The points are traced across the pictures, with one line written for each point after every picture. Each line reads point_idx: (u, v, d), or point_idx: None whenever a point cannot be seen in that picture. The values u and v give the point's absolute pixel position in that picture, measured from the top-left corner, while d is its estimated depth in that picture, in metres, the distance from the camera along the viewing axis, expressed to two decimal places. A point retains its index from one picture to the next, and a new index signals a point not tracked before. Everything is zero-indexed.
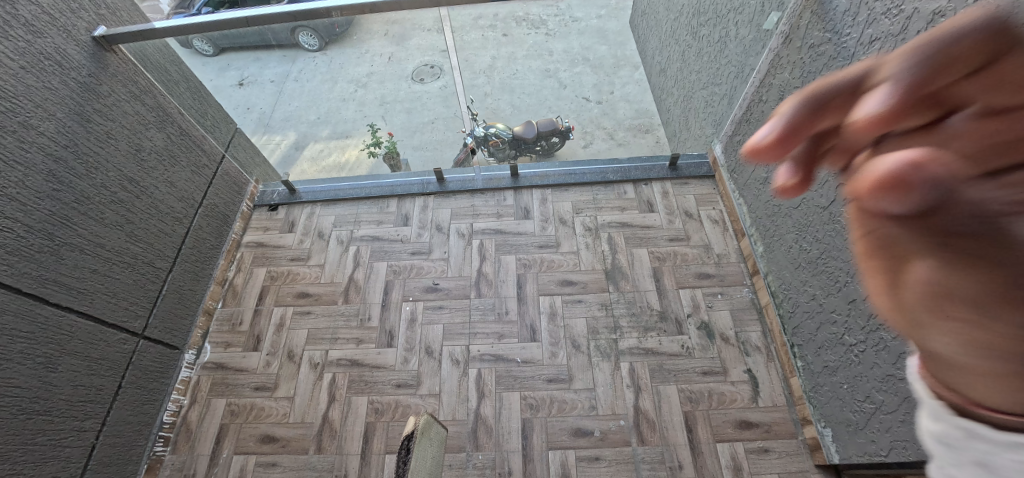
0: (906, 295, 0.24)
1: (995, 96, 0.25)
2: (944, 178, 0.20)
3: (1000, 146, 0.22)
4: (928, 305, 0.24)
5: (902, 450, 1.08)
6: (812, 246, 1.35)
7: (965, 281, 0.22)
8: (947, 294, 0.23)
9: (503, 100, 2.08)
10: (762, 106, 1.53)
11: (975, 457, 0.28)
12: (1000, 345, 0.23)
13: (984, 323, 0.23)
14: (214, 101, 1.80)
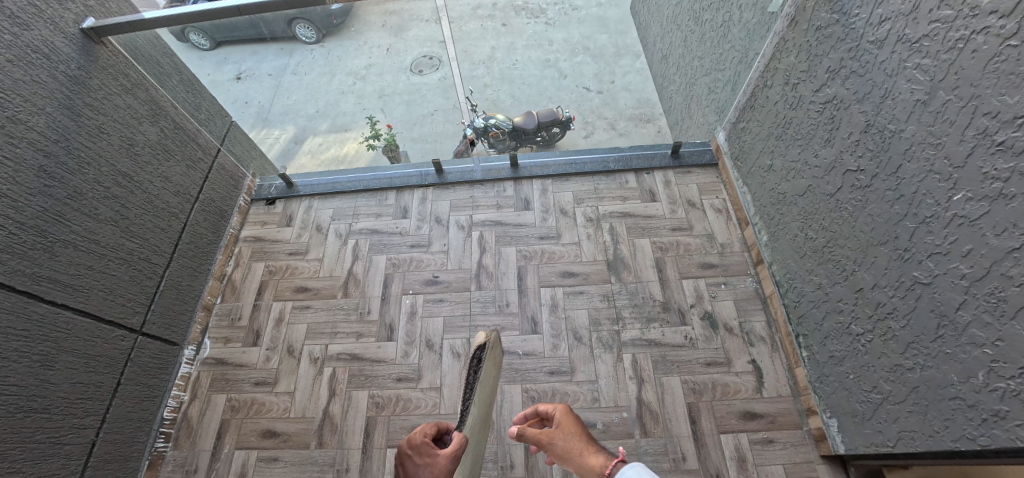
0: (557, 442, 0.91)
1: (568, 419, 0.94)
2: (555, 441, 0.92)
3: (567, 422, 0.93)
4: (562, 449, 0.90)
5: (910, 440, 1.06)
6: (818, 235, 1.32)
7: (560, 441, 0.91)
8: (562, 447, 0.90)
9: (502, 91, 1.93)
10: (767, 92, 1.50)
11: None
12: (573, 446, 0.88)
13: (570, 446, 0.89)
14: (209, 94, 1.76)
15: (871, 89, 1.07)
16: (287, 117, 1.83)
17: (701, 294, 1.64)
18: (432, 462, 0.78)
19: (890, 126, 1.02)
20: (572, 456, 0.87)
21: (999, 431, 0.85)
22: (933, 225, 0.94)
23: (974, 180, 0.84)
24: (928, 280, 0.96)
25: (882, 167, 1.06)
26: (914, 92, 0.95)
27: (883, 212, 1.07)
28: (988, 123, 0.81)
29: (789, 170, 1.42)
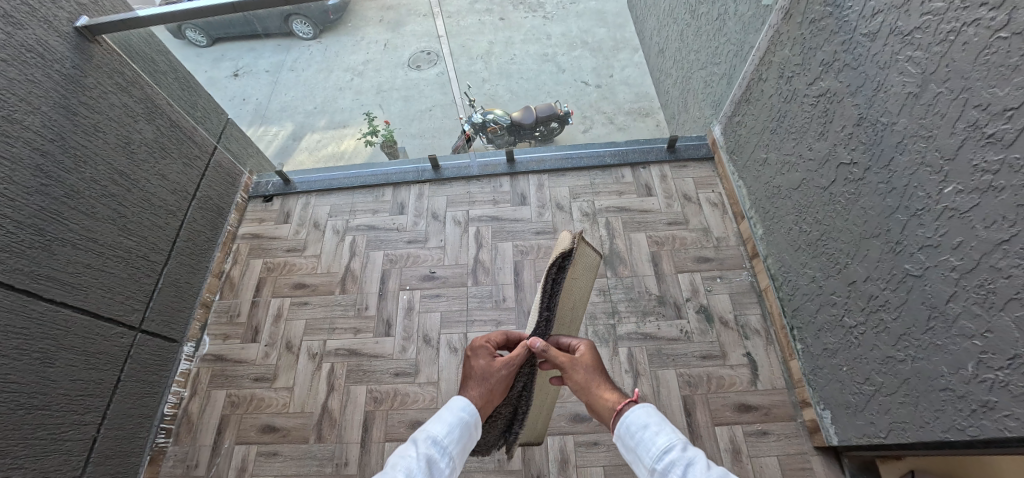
0: (577, 379, 0.82)
1: (592, 357, 0.84)
2: (577, 376, 0.81)
3: (591, 362, 0.83)
4: (584, 386, 0.81)
5: (901, 431, 1.07)
6: (812, 228, 1.33)
7: (581, 378, 0.81)
8: (584, 387, 0.81)
9: (500, 86, 1.89)
10: (762, 85, 1.50)
11: (625, 433, 0.74)
12: (595, 388, 0.80)
13: (591, 386, 0.80)
14: (206, 92, 1.68)
15: (864, 82, 1.06)
16: (285, 115, 1.74)
17: (697, 288, 1.64)
18: (489, 375, 0.84)
19: (882, 120, 1.02)
20: (588, 389, 0.80)
21: (987, 422, 0.86)
22: (925, 218, 0.94)
23: (963, 173, 0.84)
24: (919, 272, 0.97)
25: (875, 160, 1.06)
26: (905, 85, 0.95)
27: (876, 205, 1.07)
28: (978, 115, 0.81)
29: (784, 163, 1.43)
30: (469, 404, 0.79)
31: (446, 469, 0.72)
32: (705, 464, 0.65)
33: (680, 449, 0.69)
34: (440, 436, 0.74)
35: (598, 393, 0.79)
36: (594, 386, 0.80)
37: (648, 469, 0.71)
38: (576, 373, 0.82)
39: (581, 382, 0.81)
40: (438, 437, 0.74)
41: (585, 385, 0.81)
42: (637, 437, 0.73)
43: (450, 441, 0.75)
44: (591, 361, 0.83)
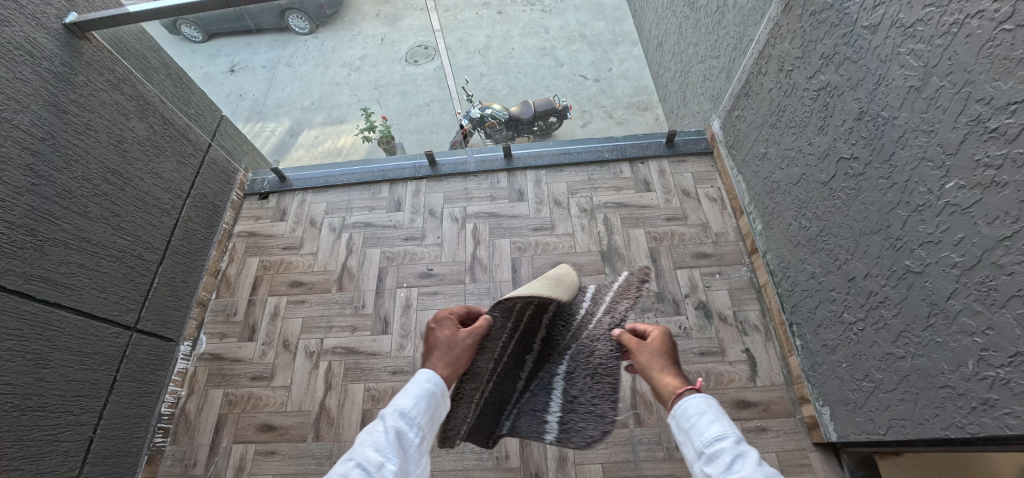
0: (648, 362, 0.99)
1: (670, 349, 1.01)
2: (649, 355, 1.00)
3: (667, 353, 1.00)
4: (654, 368, 0.97)
5: (900, 428, 1.07)
6: (812, 224, 1.31)
7: (653, 365, 0.98)
8: (655, 368, 0.97)
9: (498, 80, 2.04)
10: (762, 79, 1.48)
11: (681, 418, 0.83)
12: (664, 373, 0.95)
13: (660, 370, 0.96)
14: (199, 90, 1.78)
15: (865, 75, 1.05)
16: (280, 110, 1.85)
17: (695, 284, 1.63)
18: (452, 344, 1.01)
19: (883, 114, 1.01)
20: (653, 370, 0.97)
21: (988, 420, 0.85)
22: (926, 213, 0.93)
23: (966, 168, 0.83)
24: (920, 268, 0.95)
25: (875, 154, 1.04)
26: (907, 78, 0.94)
27: (876, 201, 1.06)
28: (981, 109, 0.79)
29: (783, 158, 1.41)
30: (434, 376, 0.88)
31: (415, 439, 0.79)
32: (756, 461, 0.71)
33: (733, 441, 0.75)
34: (407, 409, 0.81)
35: (665, 377, 0.94)
36: (665, 370, 0.96)
37: (696, 452, 0.78)
38: (649, 358, 0.99)
39: (652, 364, 0.98)
40: (407, 409, 0.81)
41: (655, 367, 0.97)
42: (692, 421, 0.81)
43: (416, 413, 0.82)
44: (665, 352, 1.00)
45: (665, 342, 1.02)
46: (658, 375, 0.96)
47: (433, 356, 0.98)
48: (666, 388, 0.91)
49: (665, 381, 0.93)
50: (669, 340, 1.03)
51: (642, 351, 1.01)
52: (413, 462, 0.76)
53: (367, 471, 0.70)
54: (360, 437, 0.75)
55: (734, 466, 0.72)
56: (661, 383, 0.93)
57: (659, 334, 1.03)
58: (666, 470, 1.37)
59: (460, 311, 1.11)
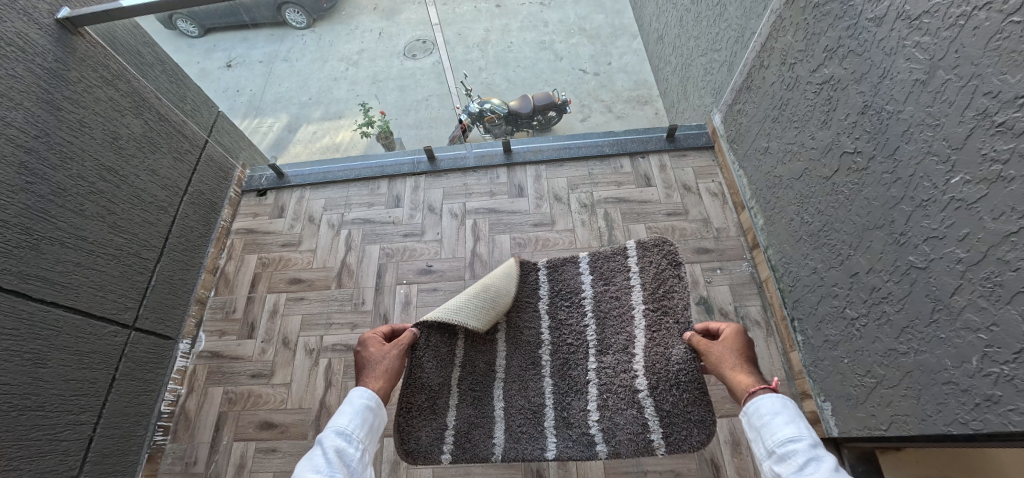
0: (723, 361, 0.99)
1: (747, 348, 1.00)
2: (722, 355, 1.00)
3: (743, 352, 0.99)
4: (730, 366, 0.97)
5: (902, 424, 1.06)
6: (814, 219, 1.31)
7: (728, 363, 0.98)
8: (730, 367, 0.97)
9: (497, 75, 2.08)
10: (764, 72, 1.46)
11: (752, 412, 0.85)
12: (739, 371, 0.95)
13: (735, 368, 0.96)
14: (193, 84, 1.76)
15: (869, 68, 1.03)
16: (279, 106, 1.90)
17: (696, 279, 1.63)
18: (383, 357, 1.05)
19: (887, 108, 1.00)
20: (728, 368, 0.97)
21: (991, 416, 0.85)
22: (930, 209, 0.92)
23: (972, 162, 0.82)
24: (924, 264, 0.95)
25: (879, 148, 1.03)
26: (913, 72, 0.92)
27: (880, 196, 1.05)
28: (988, 103, 0.78)
29: (785, 152, 1.40)
30: (366, 390, 0.93)
31: (356, 453, 0.83)
32: (832, 465, 0.71)
33: (808, 445, 0.76)
34: (345, 427, 0.85)
35: (740, 375, 0.94)
36: (741, 368, 0.95)
37: (768, 450, 0.80)
38: (722, 357, 1.00)
39: (727, 362, 0.98)
40: (346, 428, 0.85)
41: (730, 366, 0.97)
42: (765, 419, 0.82)
43: (354, 428, 0.86)
44: (743, 351, 0.99)
45: (740, 340, 1.01)
46: (732, 373, 0.95)
47: (366, 376, 1.01)
48: (742, 385, 0.91)
49: (741, 378, 0.93)
50: (746, 339, 1.01)
51: (716, 351, 1.01)
52: (357, 473, 0.80)
53: None
54: (301, 464, 0.78)
55: (807, 468, 0.72)
56: (737, 382, 0.93)
57: (733, 333, 1.03)
58: (667, 465, 1.37)
59: (384, 330, 1.16)
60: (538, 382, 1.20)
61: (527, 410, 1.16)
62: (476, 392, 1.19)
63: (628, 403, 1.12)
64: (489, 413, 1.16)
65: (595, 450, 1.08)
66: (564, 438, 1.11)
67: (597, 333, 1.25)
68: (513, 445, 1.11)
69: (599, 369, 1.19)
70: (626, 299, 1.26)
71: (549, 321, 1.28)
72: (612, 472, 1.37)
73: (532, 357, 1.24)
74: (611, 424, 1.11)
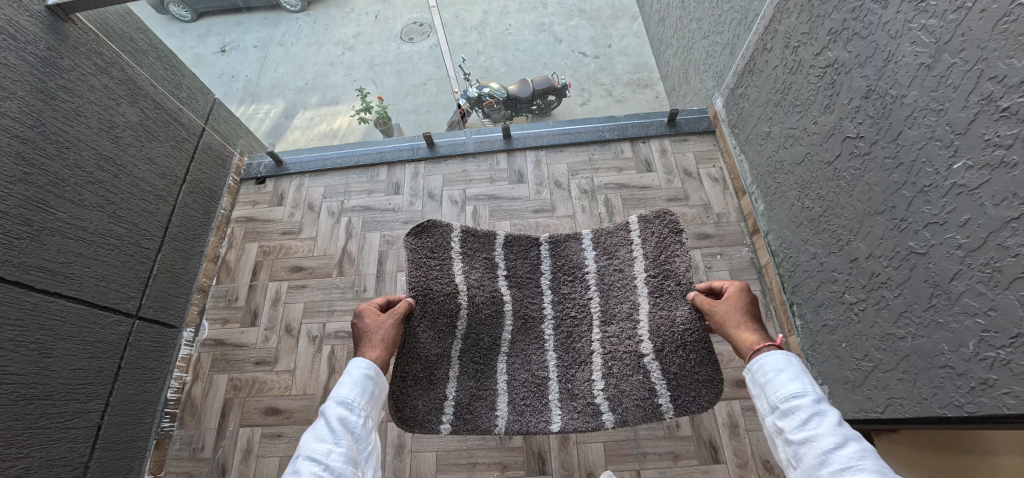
0: (727, 320, 1.00)
1: (750, 305, 1.00)
2: (727, 313, 1.01)
3: (746, 310, 0.99)
4: (733, 325, 0.98)
5: (899, 407, 1.08)
6: (815, 204, 1.30)
7: (732, 322, 0.98)
8: (734, 326, 0.98)
9: (496, 58, 2.05)
10: (767, 56, 1.44)
11: (755, 367, 0.86)
12: (743, 330, 0.96)
13: (739, 327, 0.97)
14: (188, 72, 1.73)
15: (873, 52, 1.02)
16: (275, 92, 1.91)
17: (696, 265, 1.63)
18: (381, 327, 1.06)
19: (891, 92, 0.99)
20: (732, 326, 0.98)
21: (986, 399, 0.86)
22: (931, 195, 0.92)
23: (975, 148, 0.81)
24: (924, 249, 0.95)
25: (882, 134, 1.03)
26: (918, 56, 0.91)
27: (882, 181, 1.04)
28: (993, 88, 0.77)
29: (787, 137, 1.39)
30: (367, 359, 0.94)
31: (359, 420, 0.84)
32: (837, 421, 0.72)
33: (812, 400, 0.76)
34: (348, 397, 0.86)
35: (744, 333, 0.95)
36: (744, 326, 0.96)
37: (771, 406, 0.80)
38: (726, 315, 1.00)
39: (731, 321, 0.99)
40: (347, 398, 0.86)
41: (734, 325, 0.98)
42: (768, 376, 0.82)
43: (357, 398, 0.87)
44: (747, 309, 1.00)
45: (744, 297, 1.02)
46: (735, 331, 0.97)
47: (364, 345, 1.01)
48: (746, 343, 0.93)
49: (745, 336, 0.94)
50: (751, 297, 1.02)
51: (720, 309, 1.02)
52: (362, 440, 0.82)
53: (320, 462, 0.75)
54: (304, 438, 0.80)
55: (811, 423, 0.73)
56: (741, 340, 0.94)
57: (738, 290, 1.03)
58: (666, 447, 1.40)
59: (380, 301, 1.15)
60: (541, 355, 1.23)
61: (530, 383, 1.18)
62: (478, 364, 1.20)
63: (634, 369, 1.14)
64: (491, 386, 1.18)
65: (601, 418, 1.11)
66: (570, 409, 1.13)
67: (602, 306, 1.26)
68: (517, 418, 1.13)
69: (603, 338, 1.21)
70: (627, 270, 1.28)
71: (550, 294, 1.30)
72: (612, 453, 1.40)
73: (534, 332, 1.26)
74: (617, 391, 1.13)
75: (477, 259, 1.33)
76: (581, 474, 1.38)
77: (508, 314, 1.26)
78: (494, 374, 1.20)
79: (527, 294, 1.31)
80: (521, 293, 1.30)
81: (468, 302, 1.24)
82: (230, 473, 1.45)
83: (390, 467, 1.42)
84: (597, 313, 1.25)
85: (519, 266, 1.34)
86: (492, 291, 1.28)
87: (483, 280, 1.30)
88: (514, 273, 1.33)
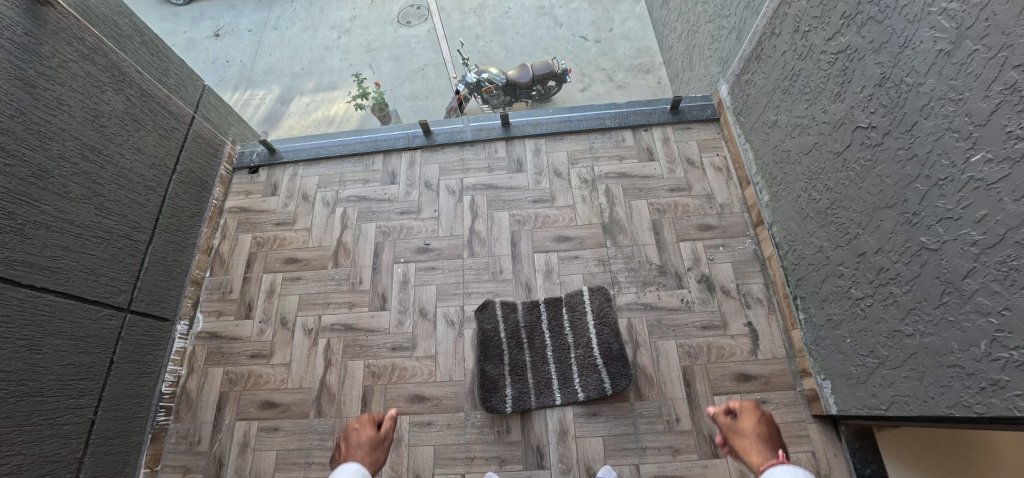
0: (745, 442, 0.98)
1: (768, 430, 0.99)
2: (743, 435, 0.99)
3: (765, 434, 0.98)
4: (751, 447, 0.96)
5: (903, 404, 1.06)
6: (822, 196, 1.26)
7: (750, 443, 0.97)
8: (751, 448, 0.96)
9: (495, 43, 1.98)
10: (775, 41, 1.39)
11: None
12: (760, 453, 0.94)
13: (756, 449, 0.95)
14: (175, 58, 1.68)
15: (889, 37, 0.97)
16: (271, 77, 1.98)
17: (699, 257, 1.60)
18: (374, 445, 1.03)
19: (907, 80, 0.94)
20: (746, 451, 0.97)
21: (997, 401, 0.84)
22: (946, 188, 0.88)
23: (995, 140, 0.77)
24: (936, 246, 0.91)
25: (896, 124, 0.98)
26: (937, 41, 0.86)
27: (894, 173, 1.00)
28: (1017, 77, 0.73)
29: (795, 126, 1.34)
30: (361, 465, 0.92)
31: None
32: None
33: None
34: None
35: (761, 458, 0.93)
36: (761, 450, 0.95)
37: None
38: (744, 438, 0.99)
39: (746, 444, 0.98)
40: None
41: (751, 448, 0.96)
42: None
43: None
44: (765, 433, 0.98)
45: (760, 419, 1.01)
46: (751, 458, 0.95)
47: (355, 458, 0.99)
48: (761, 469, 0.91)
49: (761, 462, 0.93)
50: (768, 421, 1.01)
51: (737, 432, 1.01)
52: None
53: None
54: None
55: None
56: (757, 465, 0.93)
57: (755, 413, 1.02)
58: (665, 442, 1.38)
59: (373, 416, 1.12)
60: (546, 368, 1.49)
61: (547, 382, 1.47)
62: (515, 369, 1.49)
63: (593, 368, 1.46)
64: (526, 386, 1.46)
65: (576, 393, 1.44)
66: (564, 391, 1.45)
67: (574, 340, 1.52)
68: (540, 397, 1.44)
69: (577, 357, 1.49)
70: (583, 316, 1.54)
71: (547, 324, 1.54)
72: (611, 448, 1.38)
73: (536, 349, 1.52)
74: (586, 383, 1.45)
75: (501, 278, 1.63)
76: (580, 468, 1.37)
77: (523, 341, 1.53)
78: (523, 377, 1.48)
79: (537, 331, 1.54)
80: (527, 325, 1.54)
81: (506, 342, 1.53)
82: (227, 466, 1.44)
83: (387, 461, 1.41)
84: (572, 344, 1.51)
85: (528, 312, 1.56)
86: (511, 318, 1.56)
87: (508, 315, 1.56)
88: (529, 307, 1.57)
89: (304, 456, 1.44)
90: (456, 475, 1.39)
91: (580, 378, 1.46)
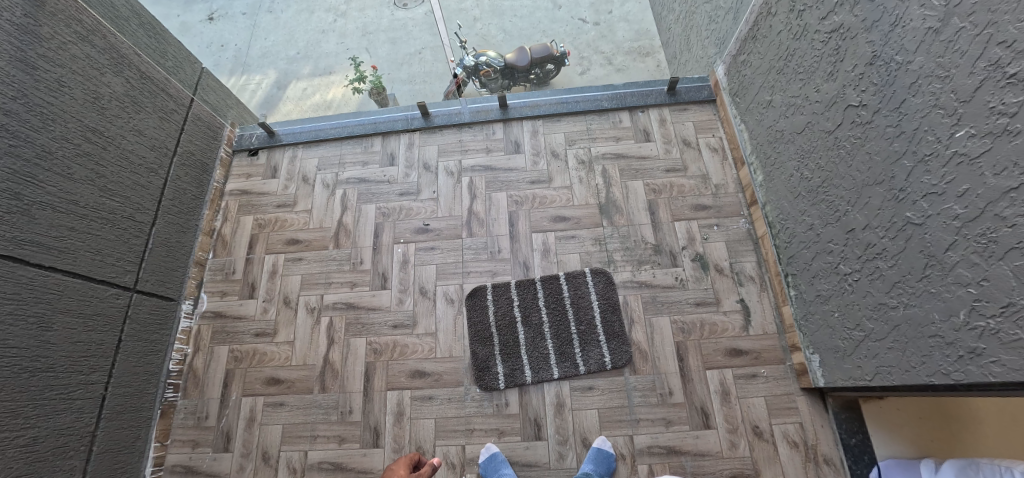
0: None
1: None
2: None
3: None
4: None
5: (887, 374, 1.10)
6: (813, 174, 1.29)
7: None
8: None
9: (493, 25, 1.98)
10: (771, 21, 1.39)
11: None
12: None
13: None
14: (173, 39, 1.68)
15: (881, 16, 0.99)
16: (266, 62, 1.94)
17: (693, 236, 1.63)
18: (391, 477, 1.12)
19: (897, 58, 0.96)
20: None
21: (973, 367, 0.88)
22: (932, 164, 0.90)
23: (978, 116, 0.80)
24: (921, 221, 0.94)
25: (885, 102, 1.00)
26: (926, 20, 0.88)
27: (882, 150, 1.03)
28: (1001, 54, 0.75)
29: (789, 105, 1.36)
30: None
31: None
32: None
33: None
34: None
35: None
36: None
37: None
38: None
39: None
40: None
41: None
42: None
43: None
44: None
45: None
46: None
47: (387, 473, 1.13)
48: None
49: None
50: None
51: None
52: None
53: None
54: None
55: None
56: None
57: None
58: (659, 414, 1.43)
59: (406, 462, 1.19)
60: (542, 341, 1.53)
61: (541, 357, 1.51)
62: (510, 346, 1.53)
63: (594, 344, 1.51)
64: (518, 362, 1.51)
65: (578, 368, 1.48)
66: (563, 367, 1.49)
67: (575, 314, 1.56)
68: (535, 373, 1.49)
69: (578, 332, 1.53)
70: (586, 295, 1.57)
71: (545, 304, 1.58)
72: (607, 420, 1.43)
73: (534, 324, 1.56)
74: (586, 357, 1.50)
75: (499, 257, 1.65)
76: (577, 439, 1.42)
77: (518, 321, 1.56)
78: (520, 353, 1.52)
79: (533, 310, 1.58)
80: (525, 302, 1.58)
81: (495, 324, 1.56)
82: (234, 440, 1.49)
83: (390, 434, 1.46)
84: (573, 318, 1.55)
85: (524, 290, 1.60)
86: (507, 300, 1.59)
87: (502, 300, 1.59)
88: (522, 284, 1.61)
89: (309, 430, 1.49)
90: (457, 446, 1.44)
91: (578, 353, 1.50)
